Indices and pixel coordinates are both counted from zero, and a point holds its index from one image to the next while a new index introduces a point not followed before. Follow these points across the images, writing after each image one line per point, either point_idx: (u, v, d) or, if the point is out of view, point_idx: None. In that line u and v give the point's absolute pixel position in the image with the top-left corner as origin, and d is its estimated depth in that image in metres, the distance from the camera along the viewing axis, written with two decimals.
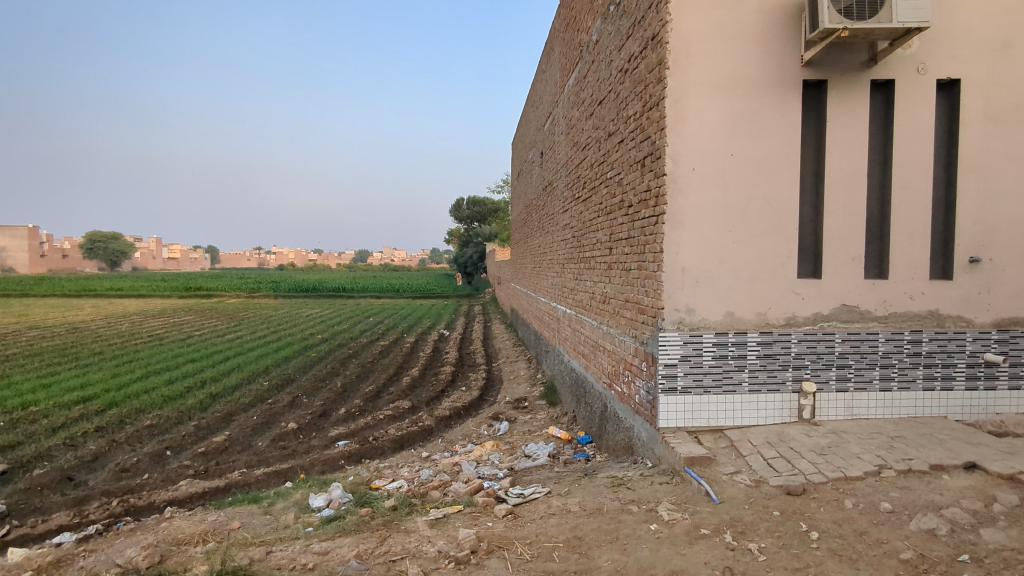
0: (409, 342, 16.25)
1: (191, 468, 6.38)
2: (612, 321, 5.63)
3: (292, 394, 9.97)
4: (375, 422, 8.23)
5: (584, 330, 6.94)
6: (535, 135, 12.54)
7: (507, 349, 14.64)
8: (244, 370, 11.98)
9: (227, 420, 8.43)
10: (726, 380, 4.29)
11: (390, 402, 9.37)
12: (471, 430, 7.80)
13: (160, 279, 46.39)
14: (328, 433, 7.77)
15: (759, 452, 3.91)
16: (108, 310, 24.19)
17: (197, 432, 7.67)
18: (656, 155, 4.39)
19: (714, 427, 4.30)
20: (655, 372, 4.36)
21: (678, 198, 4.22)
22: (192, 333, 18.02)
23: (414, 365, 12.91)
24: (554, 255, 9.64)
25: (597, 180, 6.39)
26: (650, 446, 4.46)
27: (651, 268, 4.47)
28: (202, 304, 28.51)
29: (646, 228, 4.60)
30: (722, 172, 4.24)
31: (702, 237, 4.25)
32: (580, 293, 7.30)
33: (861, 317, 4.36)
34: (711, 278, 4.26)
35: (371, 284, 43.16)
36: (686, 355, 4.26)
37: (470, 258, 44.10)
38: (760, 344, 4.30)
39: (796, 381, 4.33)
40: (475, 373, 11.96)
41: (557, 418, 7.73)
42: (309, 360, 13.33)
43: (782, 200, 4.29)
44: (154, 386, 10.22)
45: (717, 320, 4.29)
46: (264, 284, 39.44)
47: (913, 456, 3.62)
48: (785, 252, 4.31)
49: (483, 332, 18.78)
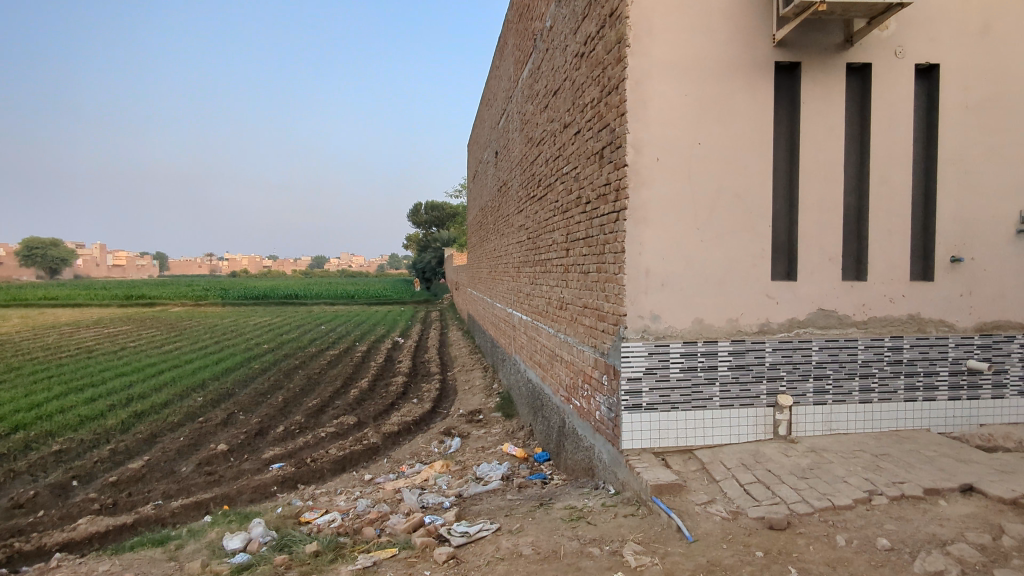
0: (360, 351, 15.50)
1: (97, 502, 5.62)
2: (569, 329, 5.17)
3: (227, 410, 9.19)
4: (315, 441, 7.56)
5: (540, 337, 6.46)
6: (489, 134, 12.05)
7: (463, 358, 14.07)
8: (178, 384, 11.10)
9: (150, 442, 7.63)
10: (696, 395, 3.85)
11: (334, 418, 8.71)
12: (420, 447, 7.24)
13: (100, 287, 44.29)
14: (261, 455, 7.06)
15: (734, 476, 3.47)
16: (36, 321, 22.61)
17: (112, 459, 6.87)
18: (615, 144, 3.94)
19: (683, 447, 3.85)
20: (617, 387, 3.89)
21: (640, 191, 3.77)
22: (126, 344, 16.83)
23: (364, 376, 12.23)
24: (509, 258, 9.15)
25: (552, 175, 5.93)
26: (613, 469, 3.99)
27: (612, 270, 4.01)
28: (143, 312, 27.09)
29: (606, 226, 4.13)
30: (688, 163, 3.81)
31: (667, 236, 3.81)
32: (536, 299, 6.83)
33: (839, 322, 3.98)
34: (678, 281, 3.82)
35: (326, 290, 41.92)
36: (650, 367, 3.80)
37: (428, 263, 43.39)
38: (731, 354, 3.87)
39: (771, 394, 3.92)
40: (429, 383, 11.36)
41: (513, 433, 7.23)
42: (251, 372, 12.49)
43: (754, 193, 3.89)
44: (71, 405, 9.28)
45: (685, 328, 3.85)
46: (213, 291, 38.10)
47: (903, 479, 3.23)
48: (757, 251, 3.90)
49: (438, 339, 18.10)
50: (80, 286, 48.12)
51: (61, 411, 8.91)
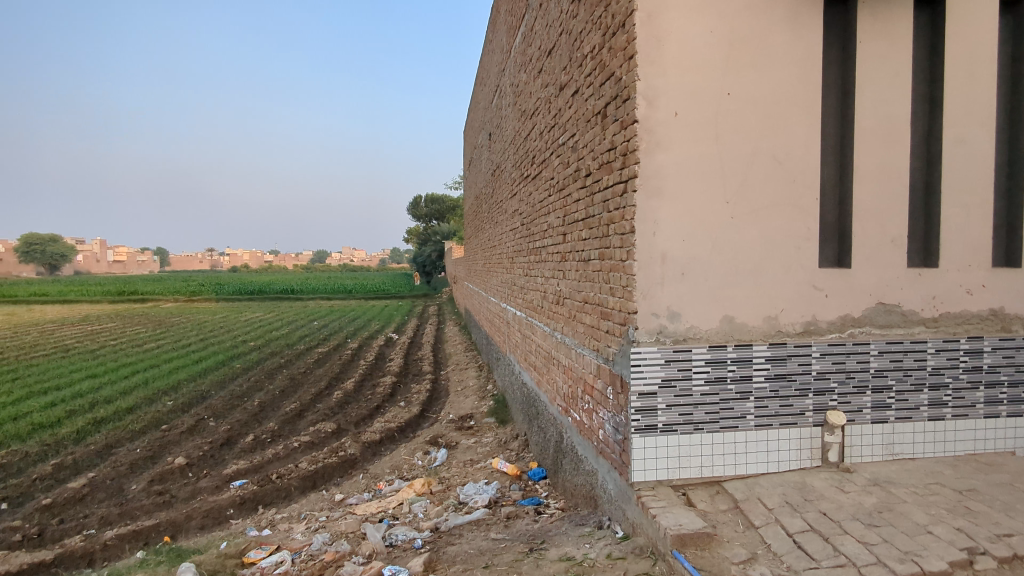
0: (350, 349, 14.71)
1: (21, 531, 4.85)
2: (567, 328, 4.37)
3: (196, 416, 8.41)
4: (286, 453, 6.77)
5: (535, 336, 5.65)
6: (483, 116, 11.21)
7: (458, 355, 13.26)
8: (148, 387, 10.33)
9: (102, 455, 6.85)
10: (725, 414, 3.05)
11: (311, 424, 7.94)
12: (402, 459, 6.46)
13: (93, 284, 43.60)
14: (223, 470, 6.28)
15: (778, 521, 2.67)
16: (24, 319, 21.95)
17: (53, 476, 6.11)
18: (622, 97, 3.12)
19: (709, 479, 3.05)
20: (625, 404, 3.08)
21: (654, 154, 2.96)
22: (106, 342, 16.08)
23: (351, 376, 11.43)
24: (503, 248, 8.35)
25: (546, 149, 5.12)
26: (621, 505, 3.19)
27: (618, 257, 3.20)
28: (134, 308, 26.49)
29: (610, 201, 3.32)
30: (714, 119, 3.00)
31: (689, 212, 3.00)
32: (530, 292, 6.04)
33: (903, 320, 3.16)
34: (702, 269, 3.01)
35: (324, 284, 41.10)
36: (665, 379, 3.00)
37: (428, 257, 42.53)
38: (770, 361, 3.07)
39: (818, 411, 3.11)
40: (419, 384, 10.56)
41: (506, 443, 6.44)
42: (231, 372, 11.72)
43: (797, 158, 3.07)
44: (27, 412, 8.54)
45: (711, 329, 3.04)
46: (206, 286, 37.39)
47: (1007, 530, 2.43)
48: (802, 231, 3.09)
49: (434, 335, 17.29)
50: (77, 281, 47.56)
51: (12, 419, 8.15)
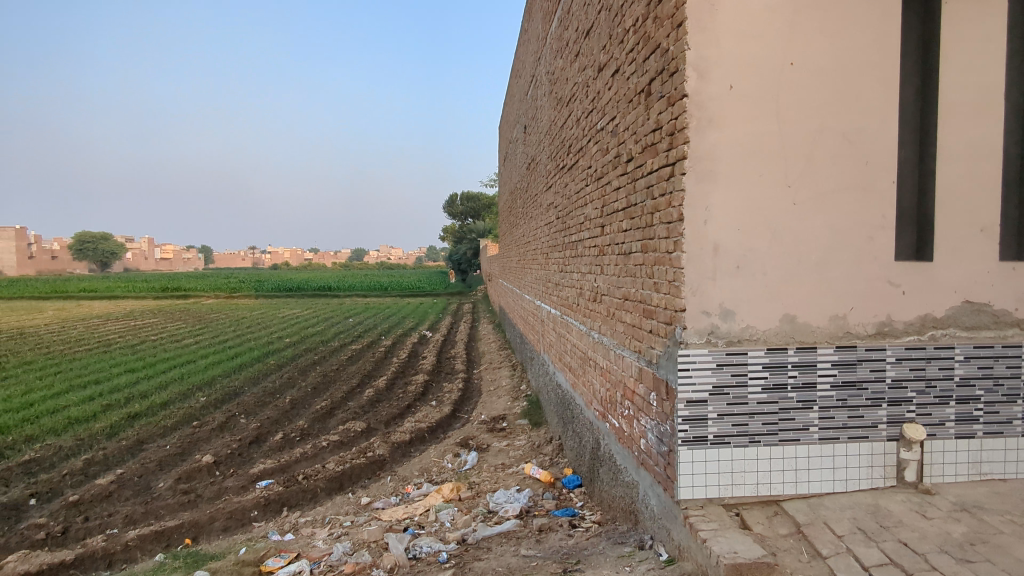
0: (384, 346, 14.62)
1: (45, 529, 4.79)
2: (605, 327, 4.06)
3: (227, 413, 8.36)
4: (314, 452, 6.62)
5: (571, 335, 5.36)
6: (517, 109, 10.94)
7: (491, 354, 13.02)
8: (183, 382, 10.38)
9: (133, 451, 6.82)
10: (786, 425, 2.70)
11: (341, 423, 7.80)
12: (432, 461, 6.24)
13: (139, 281, 44.91)
14: (249, 469, 6.15)
15: (851, 551, 2.31)
16: (71, 314, 22.61)
17: (83, 471, 6.08)
18: (670, 70, 2.80)
19: (767, 499, 2.70)
20: (671, 412, 2.76)
21: (706, 132, 2.63)
22: (147, 338, 16.37)
23: (383, 373, 11.30)
24: (537, 244, 8.06)
25: (584, 136, 4.81)
26: (665, 525, 2.87)
27: (663, 248, 2.88)
28: (177, 304, 27.15)
29: (654, 187, 3.00)
30: (775, 92, 2.65)
31: (745, 198, 2.66)
32: (565, 289, 5.74)
33: (993, 321, 2.78)
34: (759, 262, 2.67)
35: (360, 281, 41.45)
36: (717, 385, 2.67)
37: (463, 255, 42.46)
38: (838, 367, 2.70)
39: (893, 424, 2.74)
40: (452, 382, 10.35)
41: (539, 447, 6.15)
42: (265, 368, 11.73)
43: (870, 136, 2.70)
44: (64, 406, 8.62)
45: (770, 330, 2.69)
46: (246, 283, 38.10)
47: None
48: (876, 219, 2.71)
49: (467, 333, 17.10)
50: (125, 278, 49.06)
51: (49, 413, 8.22)
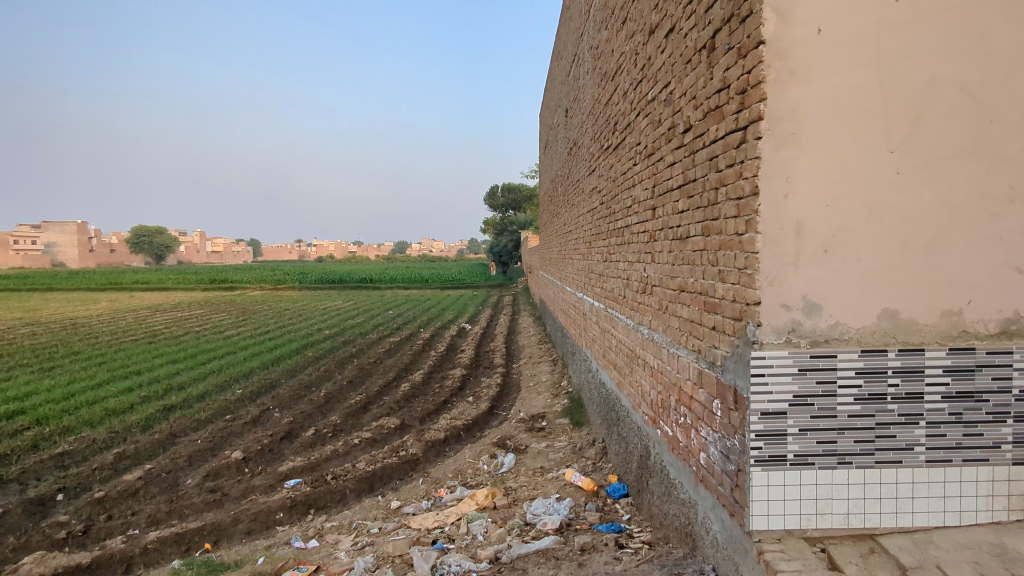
0: (422, 339, 14.41)
1: (67, 527, 4.63)
2: (656, 323, 3.62)
3: (262, 406, 8.22)
4: (345, 450, 6.36)
5: (616, 330, 4.92)
6: (559, 92, 10.47)
7: (531, 348, 12.63)
8: (222, 374, 10.34)
9: (165, 445, 6.69)
10: (884, 444, 2.21)
11: (376, 419, 7.55)
12: (466, 462, 5.90)
13: (189, 273, 46.12)
14: (278, 467, 5.92)
15: None
16: (123, 306, 23.22)
17: (113, 466, 5.95)
18: (740, 15, 2.33)
19: (860, 532, 2.22)
20: (740, 426, 2.32)
21: (787, 86, 2.16)
22: (191, 329, 16.57)
23: (420, 367, 11.03)
24: (580, 232, 7.61)
25: (632, 111, 4.36)
26: (733, 557, 2.42)
27: (731, 229, 2.42)
28: (224, 296, 27.66)
29: (720, 158, 2.54)
30: (875, 35, 2.15)
31: (835, 167, 2.18)
32: (610, 280, 5.30)
33: None
34: (854, 245, 2.19)
35: (402, 273, 41.62)
36: (798, 392, 2.21)
37: (504, 247, 42.14)
38: (951, 374, 2.20)
39: (1020, 444, 2.23)
40: (490, 377, 10.01)
41: (581, 450, 5.74)
42: (303, 360, 11.63)
43: (995, 87, 2.19)
44: (104, 397, 8.62)
45: (866, 328, 2.20)
46: (291, 275, 38.63)
47: None
48: (1002, 191, 2.20)
49: (506, 327, 16.74)
50: (177, 270, 50.53)
51: (89, 404, 8.22)
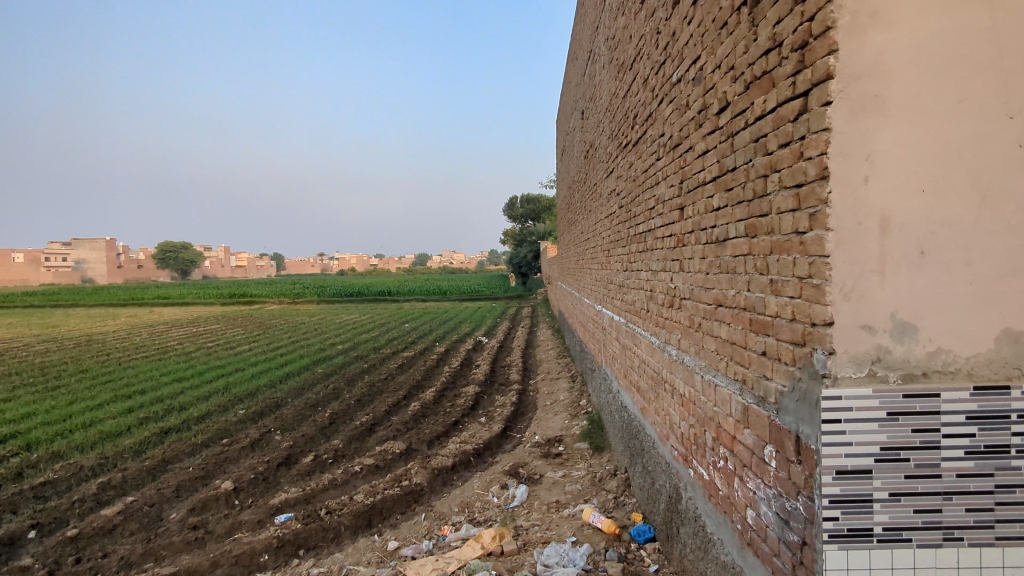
0: (437, 353, 13.91)
1: (31, 571, 4.18)
2: (686, 343, 3.07)
3: (263, 428, 7.77)
4: (345, 479, 5.84)
5: (639, 348, 4.36)
6: (574, 93, 9.94)
7: (548, 363, 12.05)
8: (226, 393, 9.94)
9: (155, 473, 6.24)
10: (1007, 514, 1.64)
11: (381, 442, 7.05)
12: (475, 494, 5.35)
13: (211, 288, 46.33)
14: (270, 499, 5.43)
15: None
16: (140, 321, 23.04)
17: (95, 497, 5.51)
18: None
19: None
20: (806, 486, 1.76)
21: (866, 33, 1.61)
22: (204, 344, 16.28)
23: (432, 384, 10.52)
24: (598, 240, 7.07)
25: (654, 99, 3.83)
26: None
27: (787, 226, 1.88)
28: (241, 311, 27.47)
29: (770, 137, 2.00)
30: None
31: (934, 140, 1.62)
32: (631, 292, 4.75)
33: None
34: (960, 244, 1.61)
35: (420, 285, 41.30)
36: (887, 444, 1.65)
37: (523, 258, 41.66)
38: None
39: None
40: (505, 395, 9.47)
41: (601, 481, 5.16)
42: (312, 378, 11.20)
43: None
44: (101, 419, 8.24)
45: (979, 358, 1.62)
46: (309, 289, 38.52)
47: None
48: None
49: (523, 340, 16.16)
50: (199, 285, 50.85)
51: (84, 427, 7.83)
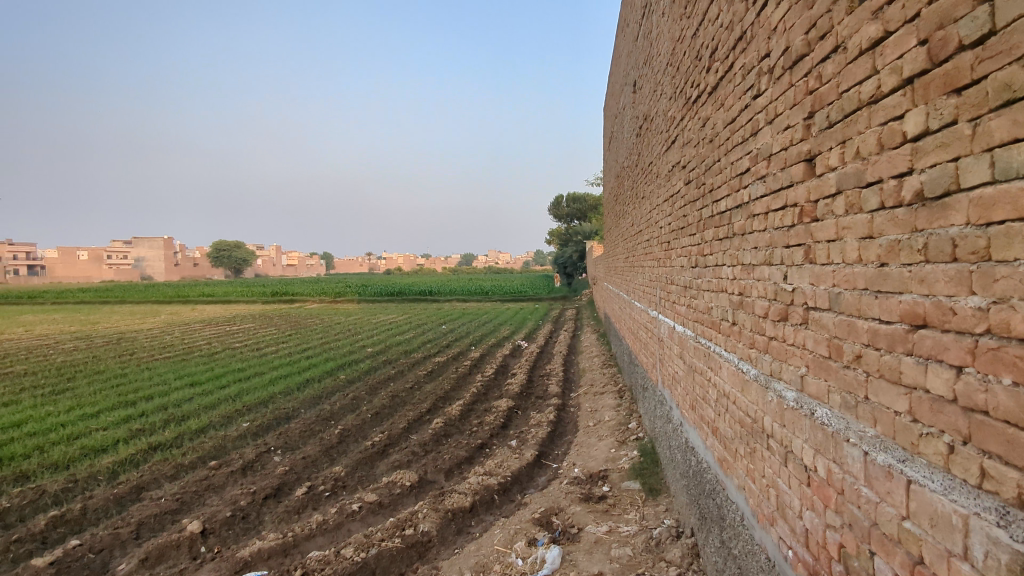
0: (471, 359, 12.79)
1: None
2: (822, 384, 1.81)
3: (262, 447, 6.78)
4: (337, 522, 4.74)
5: (717, 375, 3.09)
6: (626, 66, 8.64)
7: (593, 373, 10.74)
8: (236, 401, 9.05)
9: (123, 504, 5.30)
10: None
11: (389, 471, 5.94)
12: (495, 554, 4.17)
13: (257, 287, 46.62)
14: (241, 548, 4.37)
15: None
16: (177, 319, 22.72)
17: (40, 537, 4.59)
18: None
19: None
20: None
21: None
22: (232, 344, 15.63)
23: (461, 396, 9.37)
24: (654, 231, 5.79)
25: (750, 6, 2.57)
26: None
27: None
28: (278, 309, 27.03)
29: None
30: None
31: None
32: (705, 293, 3.47)
33: None
34: None
35: (461, 285, 40.31)
36: None
37: (569, 258, 40.21)
38: None
39: None
40: (542, 411, 8.29)
41: (659, 547, 3.90)
42: (333, 385, 10.24)
43: None
44: (92, 431, 7.43)
45: None
46: (351, 288, 38.10)
47: None
48: None
49: (566, 345, 14.87)
50: (245, 283, 51.40)
51: (69, 440, 7.04)
